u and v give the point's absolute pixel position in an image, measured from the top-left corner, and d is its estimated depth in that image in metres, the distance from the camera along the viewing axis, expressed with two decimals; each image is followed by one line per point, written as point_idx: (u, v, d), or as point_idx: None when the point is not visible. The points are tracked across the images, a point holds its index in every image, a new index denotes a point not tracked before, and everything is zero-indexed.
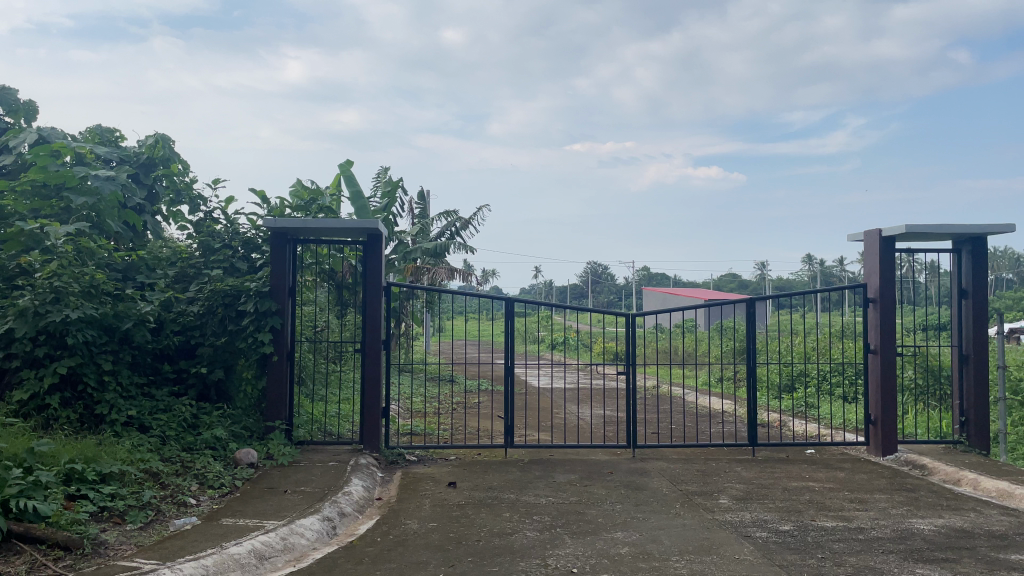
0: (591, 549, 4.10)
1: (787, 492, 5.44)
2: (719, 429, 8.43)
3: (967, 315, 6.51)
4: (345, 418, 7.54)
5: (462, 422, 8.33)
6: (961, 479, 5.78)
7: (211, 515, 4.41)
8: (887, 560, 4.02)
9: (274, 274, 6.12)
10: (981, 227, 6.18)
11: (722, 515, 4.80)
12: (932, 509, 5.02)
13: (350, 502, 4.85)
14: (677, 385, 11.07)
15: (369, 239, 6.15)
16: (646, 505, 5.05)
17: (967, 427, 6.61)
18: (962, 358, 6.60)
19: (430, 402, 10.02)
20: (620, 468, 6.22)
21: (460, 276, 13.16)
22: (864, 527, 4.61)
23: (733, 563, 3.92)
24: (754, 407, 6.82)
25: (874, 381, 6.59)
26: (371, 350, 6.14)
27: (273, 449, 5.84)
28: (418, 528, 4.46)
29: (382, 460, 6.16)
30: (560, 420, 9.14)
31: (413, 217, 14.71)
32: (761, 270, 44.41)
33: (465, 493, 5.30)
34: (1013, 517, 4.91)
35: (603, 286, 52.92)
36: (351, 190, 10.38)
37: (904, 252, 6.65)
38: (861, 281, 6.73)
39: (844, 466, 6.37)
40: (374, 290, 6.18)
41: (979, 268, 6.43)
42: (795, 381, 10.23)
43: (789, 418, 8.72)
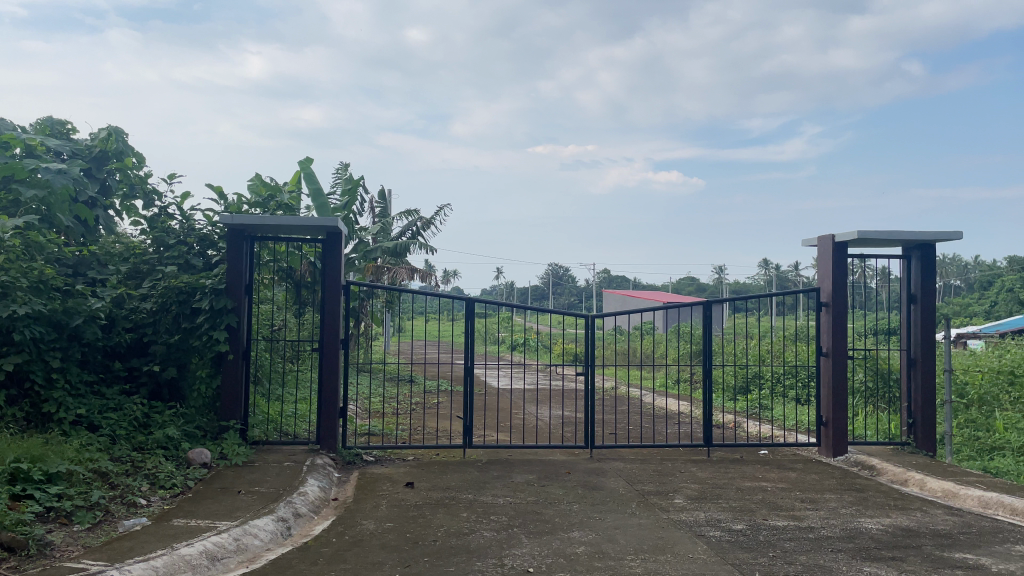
0: (546, 549, 4.12)
1: (740, 492, 5.53)
2: (675, 430, 8.53)
3: (916, 320, 6.68)
4: (302, 418, 7.46)
5: (421, 422, 8.31)
6: (908, 479, 5.94)
7: (161, 516, 4.32)
8: (836, 558, 4.11)
9: (230, 272, 6.02)
10: (930, 233, 6.35)
11: (676, 515, 4.86)
12: (879, 509, 5.15)
13: (305, 502, 4.80)
14: (635, 387, 11.22)
15: (328, 237, 6.08)
16: (603, 505, 5.08)
17: (914, 429, 6.80)
18: (911, 361, 6.78)
19: (389, 402, 9.97)
20: (577, 468, 6.26)
21: (420, 275, 13.11)
22: (815, 526, 4.71)
23: (686, 562, 3.96)
24: (710, 408, 6.92)
25: (825, 384, 6.73)
26: (329, 349, 6.08)
27: (227, 448, 5.76)
28: (374, 528, 4.44)
29: (338, 460, 6.10)
30: (519, 420, 9.17)
31: (374, 217, 14.60)
32: (719, 275, 45.05)
33: (422, 493, 5.28)
34: (956, 517, 5.06)
35: (564, 287, 53.22)
36: (311, 187, 10.28)
37: (856, 258, 6.81)
38: (815, 285, 6.86)
39: (796, 466, 6.50)
40: (332, 290, 6.11)
41: (928, 275, 6.62)
42: (750, 383, 10.39)
43: (744, 420, 8.86)
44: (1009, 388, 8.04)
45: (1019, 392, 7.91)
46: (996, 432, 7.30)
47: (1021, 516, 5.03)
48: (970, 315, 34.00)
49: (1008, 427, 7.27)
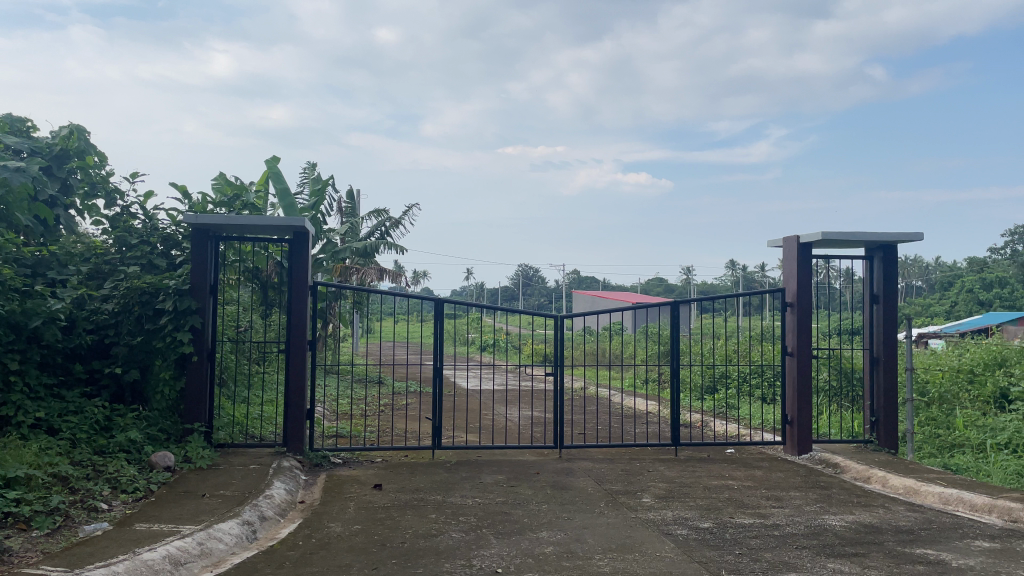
0: (515, 549, 4.12)
1: (707, 491, 5.58)
2: (643, 430, 8.58)
3: (878, 319, 6.80)
4: (268, 420, 7.38)
5: (389, 423, 8.28)
6: (870, 476, 6.04)
7: (123, 520, 4.24)
8: (801, 555, 4.17)
9: (194, 272, 5.94)
10: (891, 235, 6.47)
11: (644, 514, 4.89)
12: (843, 506, 5.23)
13: (271, 505, 4.74)
14: (604, 387, 11.29)
15: (295, 237, 6.02)
16: (571, 505, 5.10)
17: (877, 427, 6.91)
18: (874, 360, 6.90)
19: (357, 404, 9.90)
20: (546, 468, 6.27)
21: (390, 276, 13.06)
22: (780, 523, 4.77)
23: (654, 561, 3.99)
24: (678, 408, 6.97)
25: (790, 384, 6.81)
26: (296, 351, 6.02)
27: (191, 451, 5.67)
28: (341, 531, 4.40)
29: (306, 462, 6.04)
30: (488, 421, 9.18)
31: (342, 217, 14.49)
32: (687, 276, 45.44)
33: (391, 495, 5.25)
34: (917, 513, 5.16)
35: (534, 288, 53.35)
36: (278, 186, 10.18)
37: (820, 258, 6.91)
38: (780, 285, 6.95)
39: (762, 464, 6.58)
40: (299, 290, 6.05)
41: (889, 275, 6.73)
42: (717, 383, 10.51)
43: (711, 419, 8.95)
44: (968, 386, 8.22)
45: (977, 390, 8.09)
46: (956, 429, 7.45)
47: (979, 512, 5.15)
48: (930, 315, 34.71)
49: (967, 425, 7.42)
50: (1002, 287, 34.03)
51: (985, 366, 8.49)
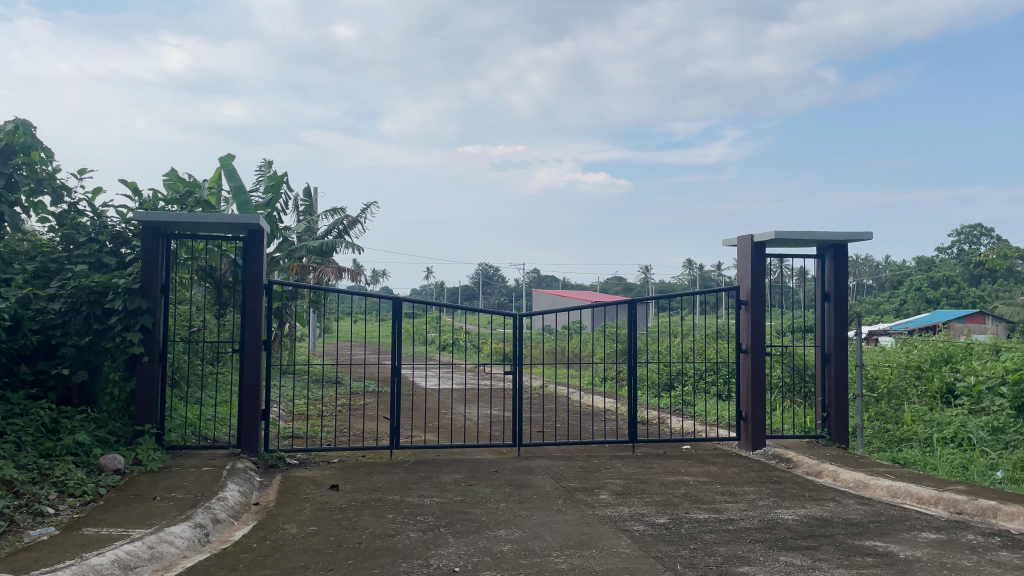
0: (473, 548, 4.11)
1: (664, 487, 5.64)
2: (601, 427, 8.65)
3: (830, 316, 6.94)
4: (222, 421, 7.25)
5: (346, 423, 8.21)
6: (822, 470, 6.16)
7: (70, 525, 4.13)
8: (754, 548, 4.23)
9: (145, 271, 5.81)
10: (842, 234, 6.61)
11: (601, 510, 4.92)
12: (795, 500, 5.33)
13: (225, 508, 4.66)
14: (562, 386, 11.35)
15: (249, 234, 5.92)
16: (529, 502, 5.11)
17: (828, 422, 7.06)
18: (825, 357, 7.04)
19: (313, 404, 9.79)
20: (505, 466, 6.28)
21: (348, 275, 12.94)
22: (734, 517, 4.85)
23: (611, 557, 4.02)
24: (635, 405, 7.03)
25: (745, 380, 6.92)
26: (250, 350, 5.92)
27: (142, 454, 5.55)
28: (296, 532, 4.35)
29: (260, 464, 5.95)
30: (446, 421, 9.16)
31: (298, 214, 14.32)
32: (645, 275, 45.87)
33: (348, 496, 5.20)
34: (867, 506, 5.28)
35: (494, 288, 53.36)
36: (232, 184, 10.01)
37: (774, 257, 7.03)
38: (735, 283, 7.05)
39: (717, 460, 6.67)
40: (254, 289, 5.95)
41: (840, 273, 6.87)
42: (673, 380, 10.64)
43: (668, 416, 9.06)
44: (916, 382, 8.43)
45: (925, 386, 8.30)
46: (904, 424, 7.64)
47: (926, 504, 5.29)
48: (880, 313, 35.58)
49: (915, 420, 7.61)
50: (948, 286, 35.06)
51: (932, 362, 8.72)
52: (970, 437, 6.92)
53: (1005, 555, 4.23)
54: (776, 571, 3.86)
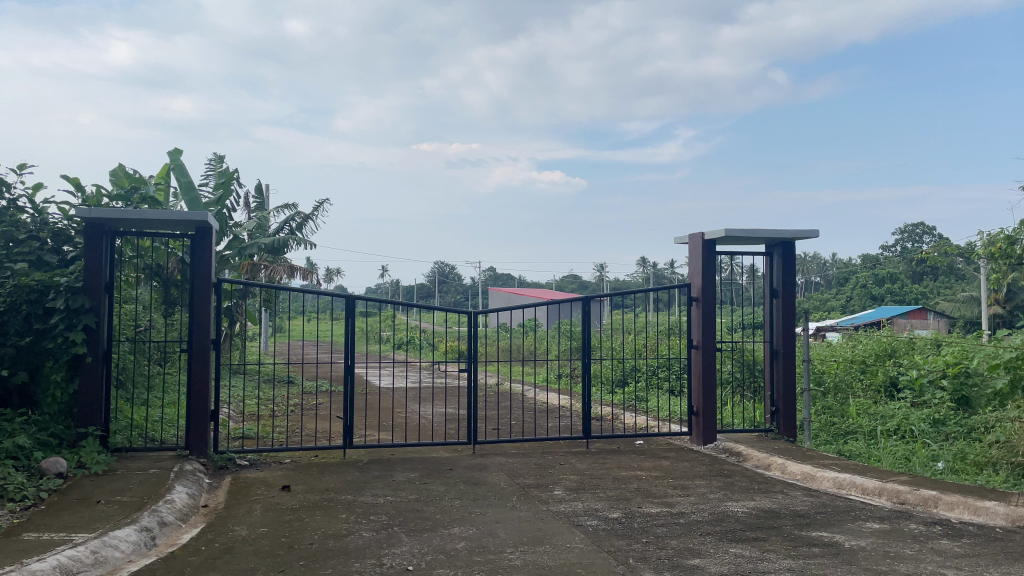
0: (426, 546, 4.10)
1: (617, 482, 5.69)
2: (555, 424, 8.70)
3: (778, 312, 7.09)
4: (170, 423, 7.11)
5: (299, 423, 8.11)
6: (771, 463, 6.29)
7: (10, 530, 4.00)
8: (705, 541, 4.30)
9: (88, 269, 5.66)
10: (790, 232, 6.76)
11: (555, 506, 4.95)
12: (744, 493, 5.43)
13: (171, 510, 4.56)
14: (518, 383, 11.39)
15: (198, 232, 5.80)
16: (483, 500, 5.12)
17: (777, 416, 7.21)
18: (773, 352, 7.19)
19: (265, 404, 9.66)
20: (459, 464, 6.26)
21: (300, 273, 12.77)
22: (685, 511, 4.92)
23: (564, 552, 4.05)
24: (589, 402, 7.09)
25: (696, 376, 7.03)
26: (198, 350, 5.81)
27: (86, 456, 5.40)
28: (247, 534, 4.28)
29: (210, 465, 5.84)
30: (401, 419, 9.12)
31: (249, 211, 14.08)
32: (599, 273, 46.23)
33: (300, 496, 5.14)
34: (813, 497, 5.40)
35: (450, 286, 53.21)
36: (181, 180, 9.81)
37: (724, 255, 7.15)
38: (686, 280, 7.15)
39: (669, 455, 6.76)
40: (202, 287, 5.84)
41: (788, 270, 7.02)
42: (627, 376, 10.76)
43: (621, 411, 9.16)
44: (861, 375, 8.65)
45: (870, 379, 8.53)
46: (850, 417, 7.83)
47: (870, 495, 5.43)
48: (827, 310, 36.47)
49: (860, 412, 7.81)
50: (892, 283, 36.10)
51: (876, 357, 8.96)
52: (912, 429, 7.14)
53: (944, 544, 4.38)
54: (726, 563, 3.93)
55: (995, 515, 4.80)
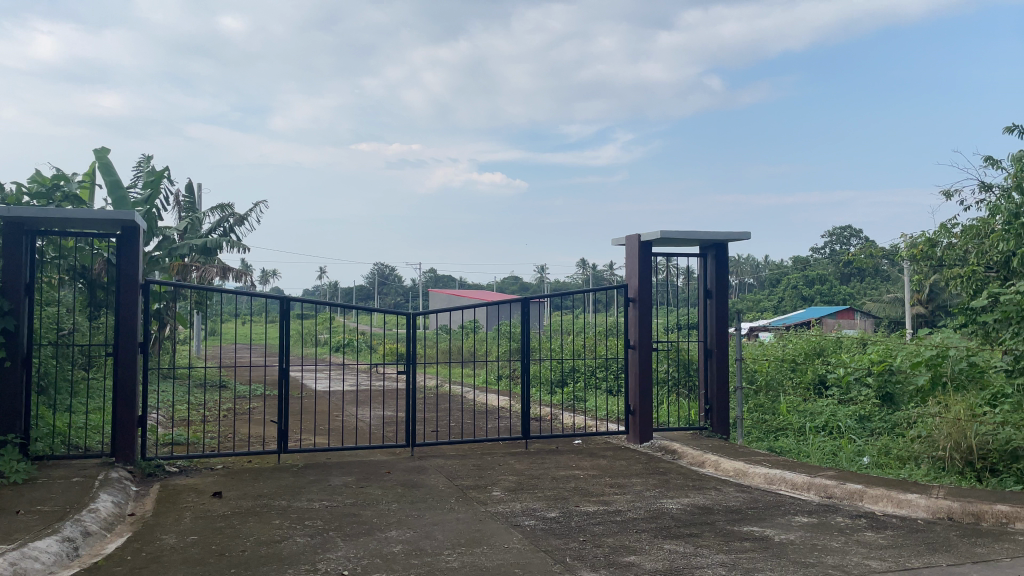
0: (362, 550, 4.05)
1: (555, 481, 5.73)
2: (494, 425, 8.73)
3: (712, 313, 7.24)
4: (95, 429, 6.86)
5: (232, 429, 7.94)
6: (705, 461, 6.42)
7: None
8: (640, 538, 4.37)
9: (6, 270, 5.42)
10: (723, 234, 6.91)
11: (493, 507, 4.95)
12: (679, 490, 5.53)
13: (96, 520, 4.41)
14: (457, 385, 11.38)
15: (124, 232, 5.62)
16: (421, 502, 5.08)
17: (710, 414, 7.37)
18: (707, 351, 7.34)
19: (196, 410, 9.42)
20: (397, 467, 6.21)
21: (235, 275, 12.47)
22: (621, 509, 4.98)
23: (502, 553, 4.05)
24: (528, 402, 7.11)
25: (633, 375, 7.13)
26: (124, 353, 5.63)
27: (4, 465, 5.18)
28: (175, 542, 4.16)
29: (137, 472, 5.66)
30: (338, 423, 9.02)
31: (180, 211, 13.70)
32: (540, 275, 46.55)
33: (231, 503, 5.02)
34: (746, 493, 5.54)
35: (390, 288, 52.81)
36: (108, 178, 9.49)
37: (661, 256, 7.27)
38: (623, 280, 7.24)
39: (606, 453, 6.84)
40: (129, 289, 5.65)
41: (721, 271, 7.18)
42: (566, 377, 10.86)
43: (560, 412, 9.23)
44: (791, 374, 8.90)
45: (800, 377, 8.79)
46: (780, 415, 8.05)
47: (799, 490, 5.60)
48: (760, 310, 37.47)
49: (790, 410, 8.04)
50: (821, 284, 37.34)
51: (805, 355, 9.25)
52: (839, 425, 7.39)
53: (869, 536, 4.53)
54: (660, 559, 3.99)
55: (917, 508, 5.00)
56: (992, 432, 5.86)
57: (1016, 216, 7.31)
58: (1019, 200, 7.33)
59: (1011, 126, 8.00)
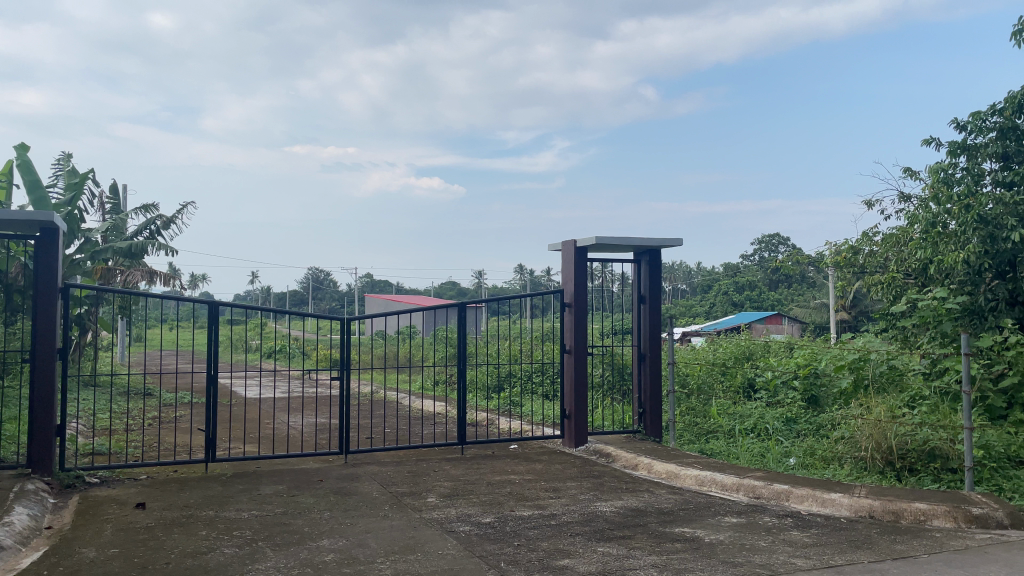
0: (292, 560, 3.97)
1: (490, 486, 5.73)
2: (430, 431, 8.68)
3: (645, 318, 7.36)
4: (10, 441, 6.54)
5: (157, 439, 7.69)
6: (638, 463, 6.51)
7: None
8: (574, 541, 4.40)
9: None
10: (657, 240, 7.04)
11: (428, 514, 4.92)
12: (613, 493, 5.59)
13: (9, 534, 4.20)
14: (393, 392, 11.30)
15: (41, 234, 5.38)
16: (354, 510, 5.01)
17: (644, 418, 7.49)
18: (641, 356, 7.45)
19: (119, 419, 9.08)
20: (330, 475, 6.11)
21: (162, 279, 12.09)
22: (556, 513, 5.01)
23: (436, 559, 4.02)
24: (463, 408, 7.08)
25: (568, 380, 7.19)
26: (42, 360, 5.40)
27: None
28: (95, 556, 4.00)
29: (55, 484, 5.42)
30: (269, 430, 8.84)
31: (103, 213, 13.22)
32: (477, 280, 46.51)
33: (155, 514, 4.85)
34: (677, 495, 5.64)
35: (325, 293, 52.02)
36: (26, 178, 9.09)
37: (596, 262, 7.35)
38: (559, 286, 7.29)
39: (542, 458, 6.87)
40: (47, 293, 5.42)
41: (654, 277, 7.30)
42: (502, 382, 10.89)
43: (496, 417, 9.24)
44: (721, 378, 9.11)
45: (729, 380, 9.02)
46: (711, 417, 8.21)
47: (729, 491, 5.72)
48: (692, 315, 38.20)
49: (720, 412, 8.23)
50: (750, 290, 38.45)
51: (735, 359, 9.51)
52: (767, 427, 7.60)
53: (795, 535, 4.67)
54: (594, 562, 4.02)
55: (840, 506, 5.18)
56: (911, 432, 6.11)
57: (934, 225, 7.51)
58: (936, 209, 7.53)
59: (929, 139, 8.37)
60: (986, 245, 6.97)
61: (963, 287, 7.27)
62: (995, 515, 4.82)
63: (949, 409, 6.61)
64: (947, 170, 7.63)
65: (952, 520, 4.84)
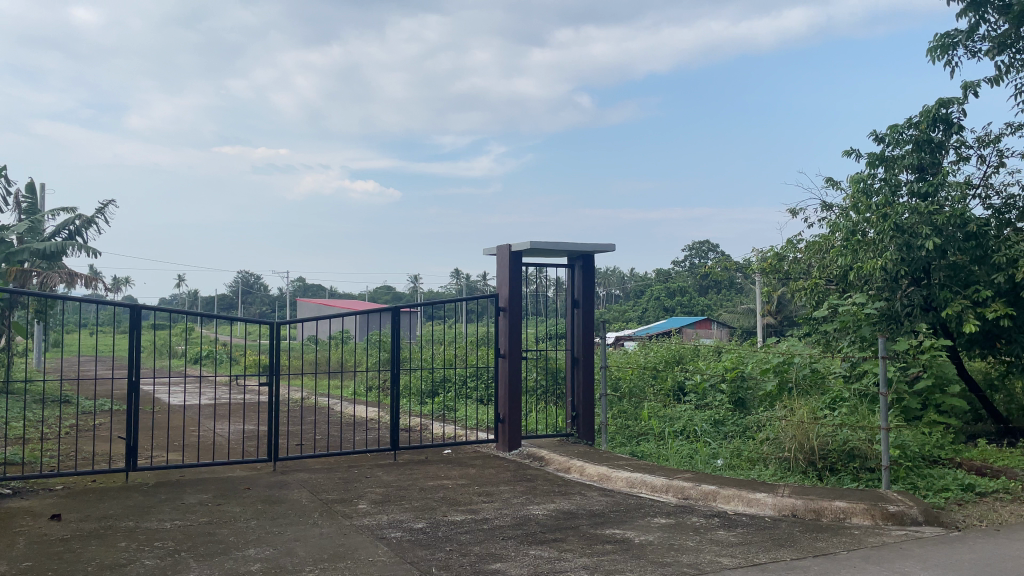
0: (216, 571, 3.87)
1: (422, 492, 5.70)
2: (362, 437, 8.58)
3: (579, 322, 7.44)
4: None
5: (75, 449, 7.39)
6: (570, 467, 6.56)
7: None
8: (507, 545, 4.42)
9: None
10: (591, 245, 7.14)
11: (359, 520, 4.86)
12: (546, 496, 5.63)
13: None
14: (323, 398, 11.13)
15: None
16: (283, 518, 4.92)
17: (576, 421, 7.56)
18: (574, 360, 7.53)
19: (33, 428, 8.69)
20: (258, 483, 5.98)
21: (81, 282, 11.64)
22: (488, 517, 5.01)
23: (367, 566, 3.98)
24: (396, 412, 7.00)
25: (502, 385, 7.21)
26: None
27: None
28: (5, 570, 3.82)
29: None
30: (195, 438, 8.60)
31: (19, 213, 12.66)
32: (412, 284, 46.12)
33: (72, 525, 4.66)
34: (608, 497, 5.72)
35: (256, 298, 50.88)
36: None
37: (531, 267, 7.41)
38: (494, 289, 7.31)
39: (475, 462, 6.87)
40: None
41: (588, 281, 7.39)
42: (435, 387, 10.84)
43: (430, 423, 9.19)
44: (652, 381, 9.28)
45: (660, 384, 9.19)
46: (642, 420, 8.35)
47: (658, 492, 5.83)
48: (625, 319, 38.76)
49: (651, 415, 8.39)
50: (681, 295, 39.23)
51: (665, 363, 9.71)
52: (696, 429, 7.78)
53: (721, 534, 4.78)
54: (525, 565, 4.04)
55: (764, 505, 5.33)
56: (832, 433, 6.34)
57: (854, 233, 7.91)
58: (855, 218, 7.95)
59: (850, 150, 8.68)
60: (903, 253, 7.27)
61: (880, 293, 7.62)
62: (909, 512, 5.03)
63: (867, 411, 6.90)
64: (866, 181, 7.86)
65: (870, 517, 5.04)
